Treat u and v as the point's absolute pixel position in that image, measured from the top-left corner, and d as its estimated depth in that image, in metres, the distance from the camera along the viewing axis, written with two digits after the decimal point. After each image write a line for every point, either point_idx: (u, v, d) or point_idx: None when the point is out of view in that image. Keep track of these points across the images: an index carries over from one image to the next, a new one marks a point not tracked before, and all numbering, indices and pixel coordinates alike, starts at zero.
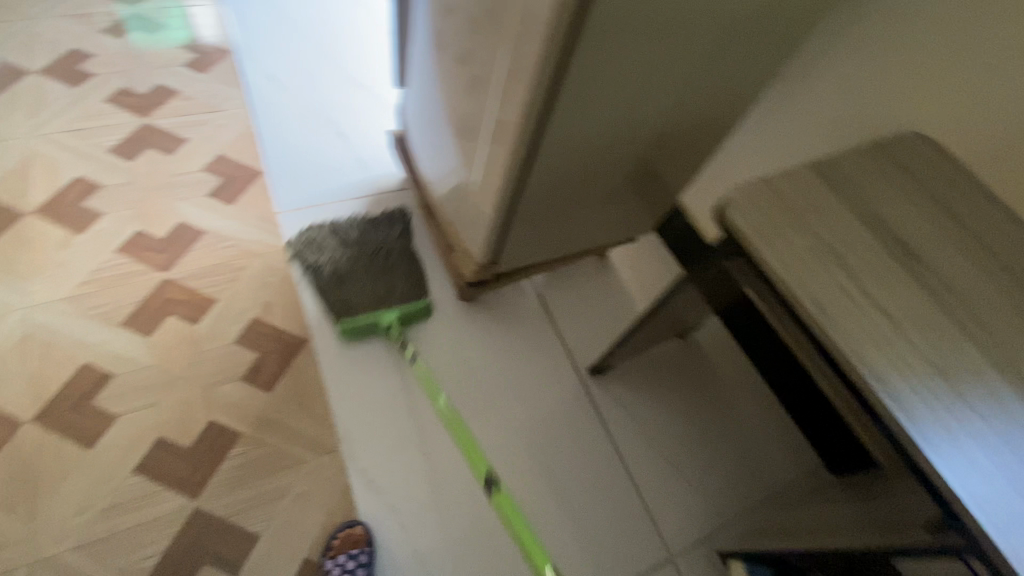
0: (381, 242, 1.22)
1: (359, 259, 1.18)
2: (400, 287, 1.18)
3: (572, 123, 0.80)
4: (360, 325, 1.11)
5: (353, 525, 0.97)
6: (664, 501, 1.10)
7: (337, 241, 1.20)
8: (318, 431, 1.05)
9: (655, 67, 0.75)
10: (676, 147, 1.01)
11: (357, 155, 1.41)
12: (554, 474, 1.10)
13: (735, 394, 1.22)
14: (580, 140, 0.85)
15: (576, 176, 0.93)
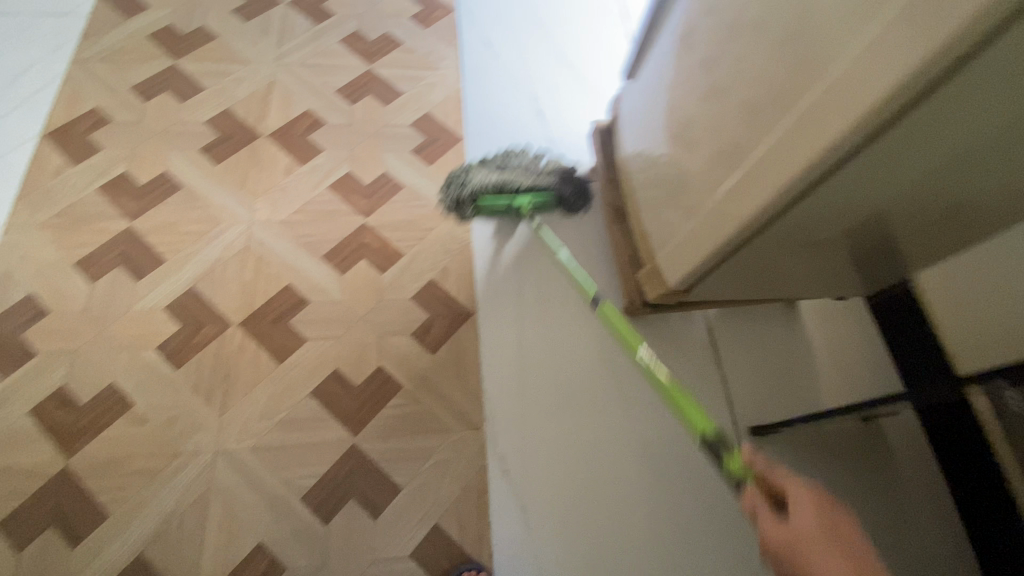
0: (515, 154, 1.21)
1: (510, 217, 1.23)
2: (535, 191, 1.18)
3: (839, 204, 0.68)
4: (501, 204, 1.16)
5: (478, 569, 0.95)
6: None
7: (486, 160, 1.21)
8: (468, 405, 1.08)
9: (969, 168, 0.60)
10: (943, 236, 0.83)
11: (551, 139, 1.39)
12: (687, 526, 1.03)
13: (915, 507, 1.06)
14: (837, 218, 0.73)
15: (810, 243, 0.81)
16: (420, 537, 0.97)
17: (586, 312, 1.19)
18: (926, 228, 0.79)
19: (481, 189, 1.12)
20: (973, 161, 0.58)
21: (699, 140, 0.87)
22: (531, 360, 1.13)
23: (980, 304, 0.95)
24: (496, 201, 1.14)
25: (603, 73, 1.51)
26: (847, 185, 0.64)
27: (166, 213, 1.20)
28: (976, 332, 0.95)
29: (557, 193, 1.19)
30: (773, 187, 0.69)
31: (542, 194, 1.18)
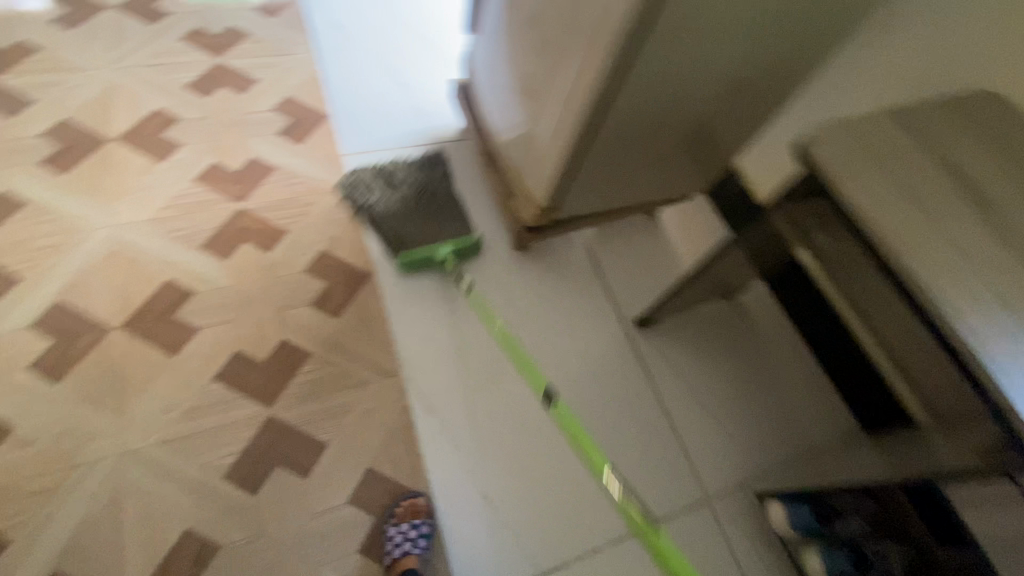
0: (422, 176, 1.30)
1: (413, 194, 1.28)
2: (453, 211, 1.29)
3: (646, 78, 0.85)
4: (417, 256, 1.21)
5: (416, 495, 1.00)
6: (707, 446, 1.13)
7: (399, 167, 1.30)
8: (380, 356, 1.11)
9: (725, 23, 0.79)
10: (738, 113, 1.03)
11: (417, 105, 1.45)
12: (598, 416, 1.13)
13: (783, 360, 1.24)
14: (652, 95, 0.90)
15: (640, 131, 0.97)
16: (354, 484, 0.99)
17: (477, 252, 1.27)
18: (722, 104, 0.99)
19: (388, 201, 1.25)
20: (725, 14, 0.77)
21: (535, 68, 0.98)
22: (435, 304, 1.19)
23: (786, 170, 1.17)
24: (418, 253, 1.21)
25: (455, 40, 1.59)
26: (655, 35, 0.77)
27: (11, 231, 1.11)
28: None
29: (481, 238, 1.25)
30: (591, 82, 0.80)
31: (464, 242, 1.25)
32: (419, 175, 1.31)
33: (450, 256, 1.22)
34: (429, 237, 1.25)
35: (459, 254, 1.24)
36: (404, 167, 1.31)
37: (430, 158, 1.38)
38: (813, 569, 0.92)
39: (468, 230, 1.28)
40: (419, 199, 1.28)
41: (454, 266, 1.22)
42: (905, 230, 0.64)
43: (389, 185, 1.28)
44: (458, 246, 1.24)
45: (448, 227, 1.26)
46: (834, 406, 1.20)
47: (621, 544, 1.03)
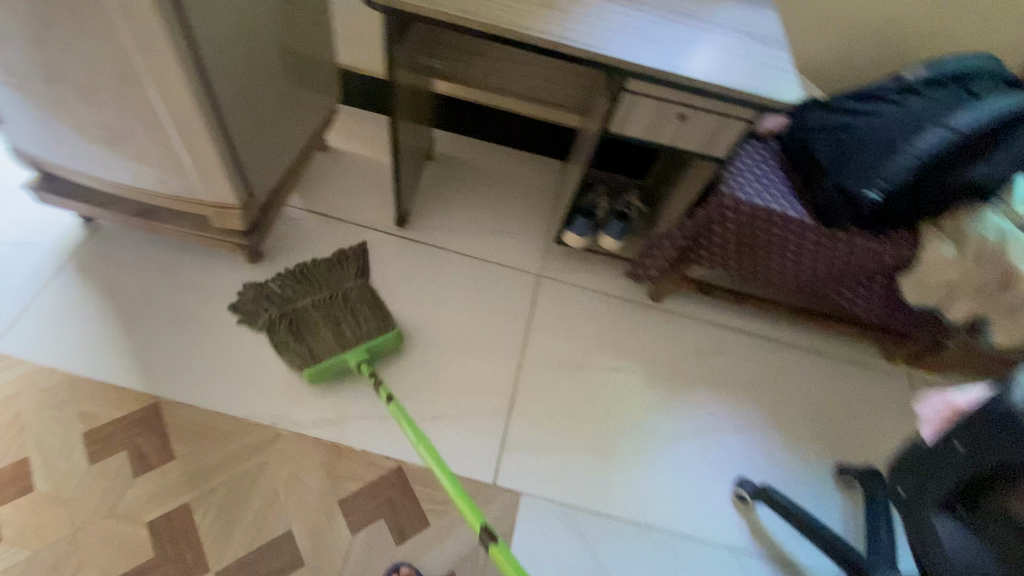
0: (339, 287, 1.17)
1: (323, 306, 1.12)
2: (372, 317, 1.12)
3: (213, 31, 0.84)
4: (330, 366, 1.05)
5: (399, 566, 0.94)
6: (509, 251, 1.40)
7: (320, 281, 1.17)
8: (250, 437, 1.03)
9: None
10: (302, 17, 1.10)
11: (14, 242, 1.18)
12: (438, 302, 1.29)
13: (495, 160, 1.54)
14: (232, 46, 0.90)
15: (249, 81, 0.98)
16: (342, 524, 0.98)
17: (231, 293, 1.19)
18: (286, 17, 1.04)
19: (300, 359, 1.07)
20: None
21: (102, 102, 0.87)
22: (244, 361, 1.11)
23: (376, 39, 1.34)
24: (326, 368, 1.04)
25: None
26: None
27: None
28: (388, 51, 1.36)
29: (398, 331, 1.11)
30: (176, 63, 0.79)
31: (378, 341, 1.08)
32: (338, 288, 1.16)
33: (355, 362, 1.05)
34: (349, 343, 1.08)
35: (373, 350, 1.08)
36: (322, 285, 1.17)
37: (90, 271, 1.17)
38: (611, 245, 1.28)
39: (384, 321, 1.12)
40: (328, 308, 1.12)
41: (367, 367, 1.05)
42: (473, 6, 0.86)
43: (285, 296, 1.14)
44: (362, 351, 1.05)
45: (374, 325, 1.11)
46: (543, 157, 1.56)
47: (529, 346, 1.27)
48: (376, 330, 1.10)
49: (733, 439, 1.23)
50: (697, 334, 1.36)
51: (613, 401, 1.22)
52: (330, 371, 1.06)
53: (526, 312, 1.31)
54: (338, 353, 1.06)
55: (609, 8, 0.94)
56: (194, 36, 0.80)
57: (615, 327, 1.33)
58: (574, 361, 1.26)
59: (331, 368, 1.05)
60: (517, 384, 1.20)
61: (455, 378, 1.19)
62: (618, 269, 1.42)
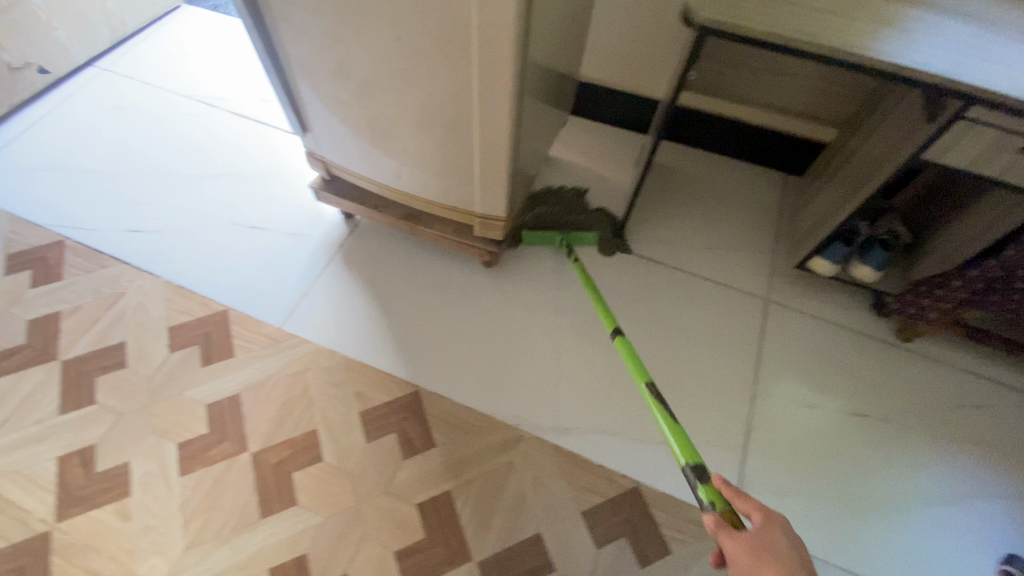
0: (581, 203, 1.32)
1: (562, 199, 1.31)
2: (587, 223, 1.29)
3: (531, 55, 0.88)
4: (543, 236, 1.24)
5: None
6: (735, 272, 1.33)
7: (573, 193, 1.34)
8: (497, 436, 1.09)
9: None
10: (571, 33, 1.13)
11: (291, 232, 1.33)
12: (662, 318, 1.26)
13: (716, 173, 1.46)
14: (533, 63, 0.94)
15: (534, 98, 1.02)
16: (586, 534, 1.01)
17: (471, 295, 1.26)
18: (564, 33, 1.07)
19: (530, 219, 1.26)
20: None
21: (420, 117, 0.96)
22: (488, 362, 1.18)
23: (617, 50, 1.33)
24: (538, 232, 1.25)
25: (256, 153, 1.45)
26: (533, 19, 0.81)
27: None
28: (625, 62, 1.35)
29: (600, 232, 1.29)
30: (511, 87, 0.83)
31: (586, 235, 1.27)
32: (581, 206, 1.32)
33: (561, 239, 1.23)
34: (560, 226, 1.27)
35: (575, 238, 1.26)
36: (569, 194, 1.33)
37: (352, 265, 1.30)
38: (868, 276, 1.17)
39: (596, 226, 1.30)
40: (567, 204, 1.31)
41: (568, 247, 1.23)
42: (807, 24, 0.81)
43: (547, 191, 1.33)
44: (567, 234, 1.24)
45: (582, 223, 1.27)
46: (769, 173, 1.45)
47: (760, 376, 1.20)
48: (579, 217, 1.28)
49: (1006, 510, 1.07)
50: (953, 383, 1.21)
51: (856, 447, 1.13)
52: (537, 236, 1.25)
53: (753, 338, 1.25)
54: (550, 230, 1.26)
55: (948, 25, 0.82)
56: (525, 62, 0.84)
57: (854, 367, 1.23)
58: (810, 398, 1.18)
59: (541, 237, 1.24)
60: (750, 417, 1.15)
61: (685, 402, 1.16)
62: (854, 301, 1.30)
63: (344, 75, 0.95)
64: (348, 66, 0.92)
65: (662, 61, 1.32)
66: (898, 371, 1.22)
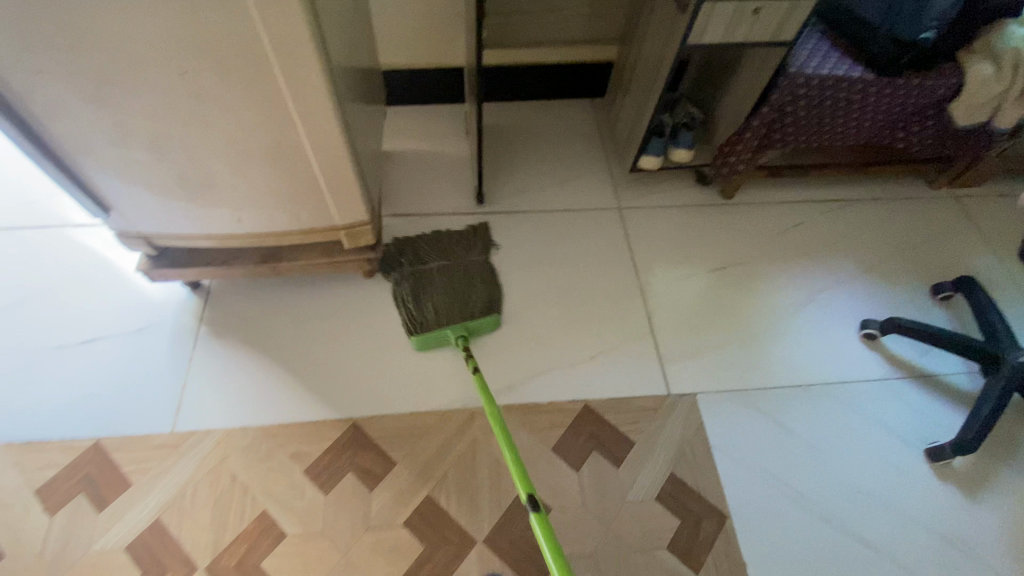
0: (462, 261, 1.25)
1: (443, 272, 1.22)
2: (482, 295, 1.20)
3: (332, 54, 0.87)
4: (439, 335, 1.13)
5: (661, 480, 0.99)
6: (587, 196, 1.47)
7: (450, 253, 1.26)
8: (450, 425, 1.10)
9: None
10: (359, 25, 1.12)
11: (139, 329, 1.16)
12: (546, 258, 1.36)
13: (537, 116, 1.58)
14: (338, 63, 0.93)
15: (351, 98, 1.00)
16: (564, 466, 1.08)
17: (366, 311, 1.22)
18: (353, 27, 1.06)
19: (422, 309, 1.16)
20: None
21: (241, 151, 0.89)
22: (411, 364, 1.17)
23: (406, 31, 1.36)
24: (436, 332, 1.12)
25: (53, 261, 1.22)
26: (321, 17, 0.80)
27: None
28: (418, 40, 1.38)
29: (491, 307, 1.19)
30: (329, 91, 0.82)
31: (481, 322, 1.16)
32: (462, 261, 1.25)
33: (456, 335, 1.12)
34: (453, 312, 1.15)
35: (472, 330, 1.15)
36: (447, 260, 1.25)
37: (226, 334, 1.18)
38: (684, 157, 1.38)
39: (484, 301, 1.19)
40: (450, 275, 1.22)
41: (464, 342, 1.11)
42: None
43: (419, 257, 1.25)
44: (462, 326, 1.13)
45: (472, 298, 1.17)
46: (579, 101, 1.61)
47: (642, 271, 1.36)
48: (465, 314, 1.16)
49: (841, 292, 1.37)
50: (772, 217, 1.49)
51: (731, 293, 1.34)
52: (432, 339, 1.13)
53: (624, 242, 1.40)
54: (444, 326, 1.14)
55: None
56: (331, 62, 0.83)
57: (705, 234, 1.44)
58: (684, 272, 1.37)
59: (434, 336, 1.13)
60: (649, 306, 1.30)
61: (595, 319, 1.27)
62: (684, 182, 1.51)
63: (134, 135, 0.84)
64: (136, 124, 0.82)
65: (450, 29, 1.37)
66: (734, 223, 1.47)
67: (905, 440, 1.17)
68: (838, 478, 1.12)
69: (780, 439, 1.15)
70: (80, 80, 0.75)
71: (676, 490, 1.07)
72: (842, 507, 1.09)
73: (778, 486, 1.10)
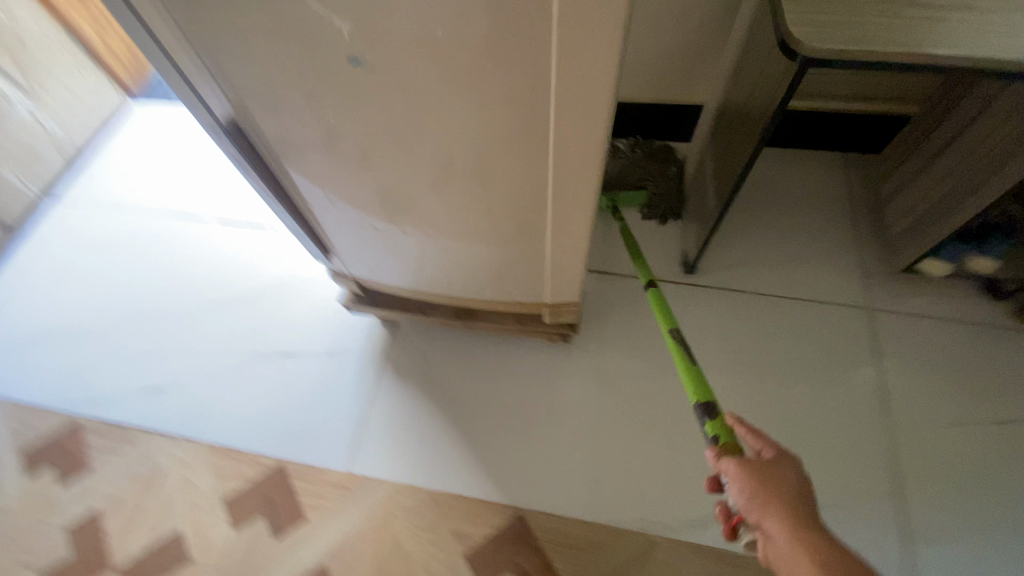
0: (664, 156, 1.27)
1: (645, 155, 1.26)
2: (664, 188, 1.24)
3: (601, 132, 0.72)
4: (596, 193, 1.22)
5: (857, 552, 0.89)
6: (827, 284, 1.18)
7: (652, 149, 1.27)
8: (625, 547, 0.96)
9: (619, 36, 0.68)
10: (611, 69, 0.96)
11: (328, 350, 1.17)
12: (762, 356, 1.12)
13: (777, 169, 1.30)
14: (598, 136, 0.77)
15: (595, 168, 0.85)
16: None
17: (547, 380, 1.10)
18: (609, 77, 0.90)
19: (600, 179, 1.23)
20: None
21: (473, 225, 0.79)
22: (588, 458, 1.03)
23: (649, 63, 1.16)
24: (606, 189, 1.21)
25: (265, 262, 1.28)
26: None
27: None
28: (660, 73, 1.18)
29: (663, 206, 1.24)
30: (594, 187, 0.68)
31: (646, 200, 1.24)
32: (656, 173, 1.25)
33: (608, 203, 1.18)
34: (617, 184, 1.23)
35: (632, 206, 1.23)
36: (650, 146, 1.28)
37: (404, 374, 1.13)
38: (987, 268, 1.04)
39: (660, 205, 1.25)
40: (652, 153, 1.27)
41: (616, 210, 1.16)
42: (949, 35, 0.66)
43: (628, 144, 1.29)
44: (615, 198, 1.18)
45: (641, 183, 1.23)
46: (834, 157, 1.29)
47: (891, 402, 1.06)
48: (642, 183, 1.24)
49: None
50: None
51: (1019, 461, 1.00)
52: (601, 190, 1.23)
53: (869, 355, 1.11)
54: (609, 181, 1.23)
55: None
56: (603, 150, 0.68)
57: (989, 366, 1.09)
58: (951, 415, 1.05)
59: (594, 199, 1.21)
60: (895, 453, 1.02)
61: (818, 453, 1.03)
62: (966, 288, 1.16)
63: (371, 199, 0.77)
64: (376, 191, 0.75)
65: (702, 63, 1.14)
66: None
67: None
68: None
69: None
70: (337, 150, 0.68)
71: None
72: None
73: None
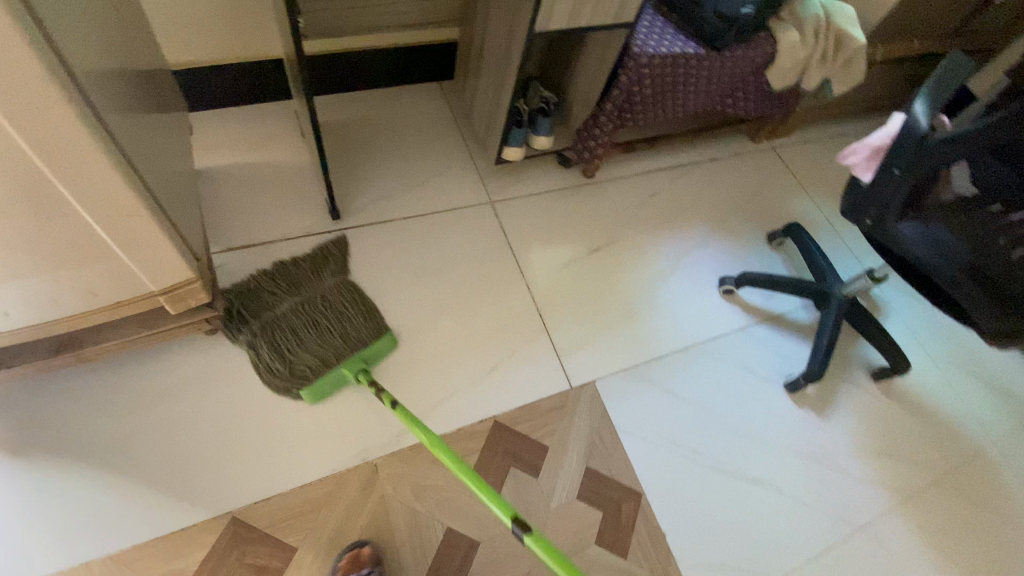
0: (314, 292, 1.08)
1: (307, 309, 1.05)
2: (359, 314, 1.07)
3: (98, 87, 0.66)
4: (331, 378, 1.00)
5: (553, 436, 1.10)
6: (454, 192, 1.37)
7: (298, 287, 1.08)
8: (353, 484, 0.99)
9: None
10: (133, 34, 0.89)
11: None
12: (422, 269, 1.25)
13: (382, 107, 1.42)
14: (112, 96, 0.71)
15: (138, 136, 0.77)
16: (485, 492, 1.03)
17: (217, 374, 1.02)
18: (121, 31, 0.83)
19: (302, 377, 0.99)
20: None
21: None
22: (290, 426, 1.00)
23: (201, 27, 1.11)
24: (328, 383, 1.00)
25: None
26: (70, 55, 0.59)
27: None
28: (219, 37, 1.15)
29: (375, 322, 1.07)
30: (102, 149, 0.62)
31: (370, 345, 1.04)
32: (314, 289, 1.08)
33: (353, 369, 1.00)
34: (342, 352, 1.01)
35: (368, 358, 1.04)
36: (300, 307, 1.05)
37: (24, 450, 0.90)
38: (545, 143, 1.35)
39: (364, 301, 1.08)
40: (318, 303, 1.05)
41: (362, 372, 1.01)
42: None
43: (265, 309, 1.04)
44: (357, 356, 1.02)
45: (362, 327, 1.05)
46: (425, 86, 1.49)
47: (521, 265, 1.31)
48: (348, 324, 1.04)
49: (701, 252, 1.47)
50: (633, 187, 1.53)
51: (607, 272, 1.37)
52: (326, 386, 1.00)
53: (499, 237, 1.34)
54: (335, 368, 1.00)
55: None
56: (98, 113, 0.62)
57: (576, 214, 1.44)
58: (563, 258, 1.35)
59: (326, 383, 1.00)
60: (536, 301, 1.27)
61: (487, 326, 1.21)
62: (547, 164, 1.48)
63: None
64: None
65: (254, 18, 1.14)
66: (601, 200, 1.48)
67: (771, 379, 1.32)
68: (727, 430, 1.23)
69: (676, 406, 1.22)
70: None
71: (595, 484, 1.09)
72: (734, 455, 1.21)
73: (681, 454, 1.17)
